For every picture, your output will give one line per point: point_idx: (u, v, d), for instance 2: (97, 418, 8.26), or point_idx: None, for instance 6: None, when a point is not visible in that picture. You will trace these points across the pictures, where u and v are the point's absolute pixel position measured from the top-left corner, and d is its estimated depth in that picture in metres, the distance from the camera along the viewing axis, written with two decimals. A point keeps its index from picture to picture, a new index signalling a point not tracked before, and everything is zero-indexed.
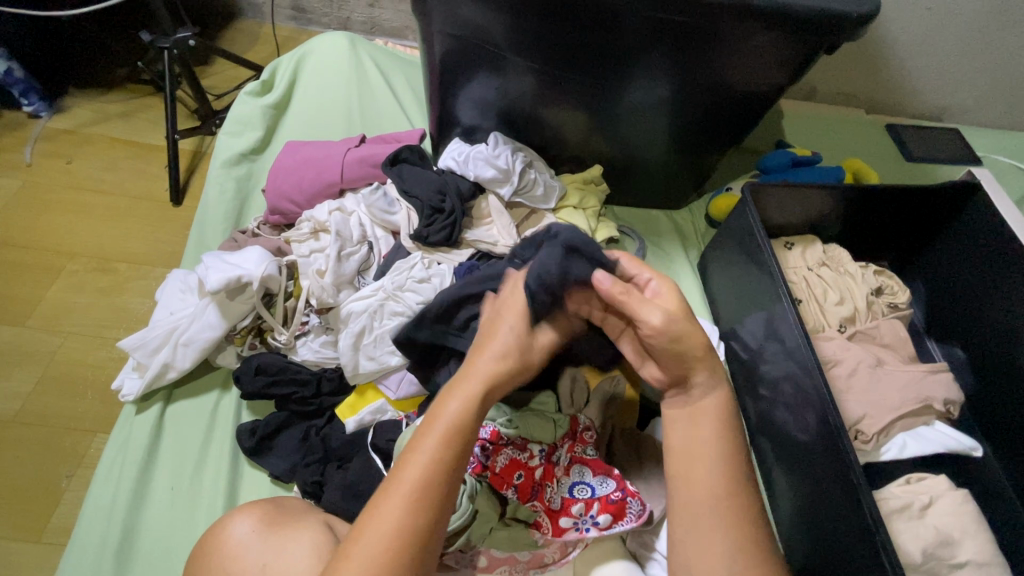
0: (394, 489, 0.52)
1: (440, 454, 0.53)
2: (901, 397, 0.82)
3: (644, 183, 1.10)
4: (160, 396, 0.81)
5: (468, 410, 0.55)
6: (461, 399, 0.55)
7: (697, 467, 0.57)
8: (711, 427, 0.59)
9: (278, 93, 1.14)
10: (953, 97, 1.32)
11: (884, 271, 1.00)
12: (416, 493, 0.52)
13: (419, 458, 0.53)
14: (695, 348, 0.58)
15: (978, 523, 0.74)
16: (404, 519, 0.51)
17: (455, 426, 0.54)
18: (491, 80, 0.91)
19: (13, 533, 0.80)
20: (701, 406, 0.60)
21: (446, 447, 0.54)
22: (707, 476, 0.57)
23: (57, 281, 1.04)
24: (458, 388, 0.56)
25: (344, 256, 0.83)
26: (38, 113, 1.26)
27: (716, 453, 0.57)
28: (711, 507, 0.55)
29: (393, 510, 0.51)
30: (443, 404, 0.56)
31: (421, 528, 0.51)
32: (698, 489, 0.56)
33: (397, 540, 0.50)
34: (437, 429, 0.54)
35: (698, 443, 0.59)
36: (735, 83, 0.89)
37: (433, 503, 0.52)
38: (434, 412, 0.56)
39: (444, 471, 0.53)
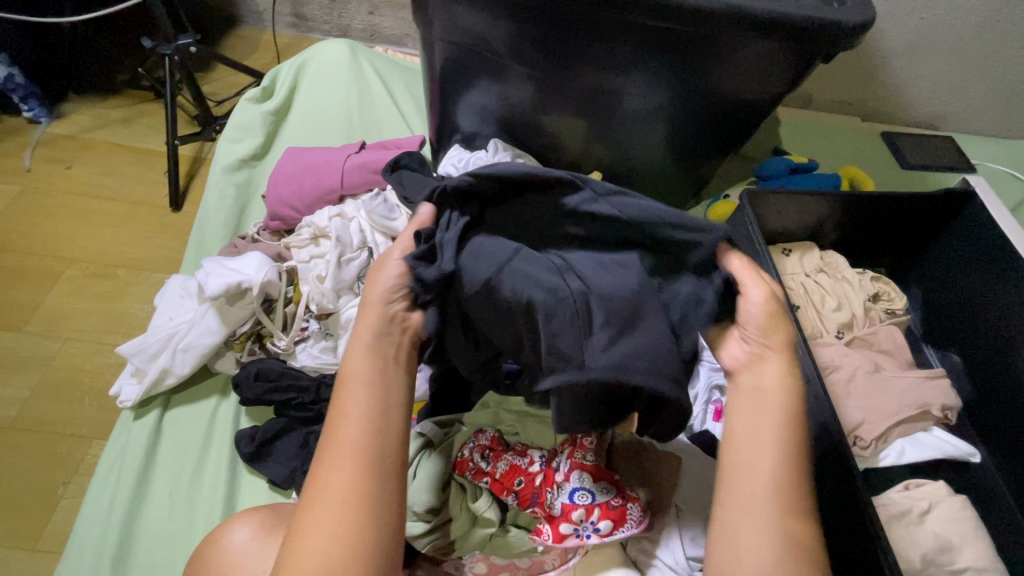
0: (328, 464, 0.49)
1: (361, 414, 0.51)
2: (899, 403, 0.83)
3: (643, 189, 1.11)
4: (158, 402, 0.80)
5: (373, 363, 0.54)
6: (364, 353, 0.54)
7: (754, 457, 0.50)
8: (775, 412, 0.52)
9: (279, 100, 1.14)
10: (947, 105, 1.34)
11: (881, 277, 1.01)
12: (349, 456, 0.49)
13: (341, 428, 0.50)
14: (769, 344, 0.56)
15: (977, 529, 0.74)
16: (347, 488, 0.48)
17: (366, 382, 0.53)
18: (491, 88, 0.92)
19: (9, 540, 0.79)
20: (765, 385, 0.54)
21: (361, 412, 0.51)
22: (767, 460, 0.50)
23: (55, 287, 1.04)
24: (357, 344, 0.55)
25: (345, 261, 0.82)
26: (38, 119, 1.26)
27: (775, 435, 0.51)
28: (764, 490, 0.49)
29: (331, 484, 0.48)
30: (349, 366, 0.54)
31: (365, 501, 0.47)
32: (756, 473, 0.49)
33: (346, 510, 0.47)
34: (353, 404, 0.52)
35: (762, 436, 0.51)
36: (733, 91, 0.90)
37: (367, 468, 0.49)
38: (342, 390, 0.53)
39: (370, 431, 0.50)
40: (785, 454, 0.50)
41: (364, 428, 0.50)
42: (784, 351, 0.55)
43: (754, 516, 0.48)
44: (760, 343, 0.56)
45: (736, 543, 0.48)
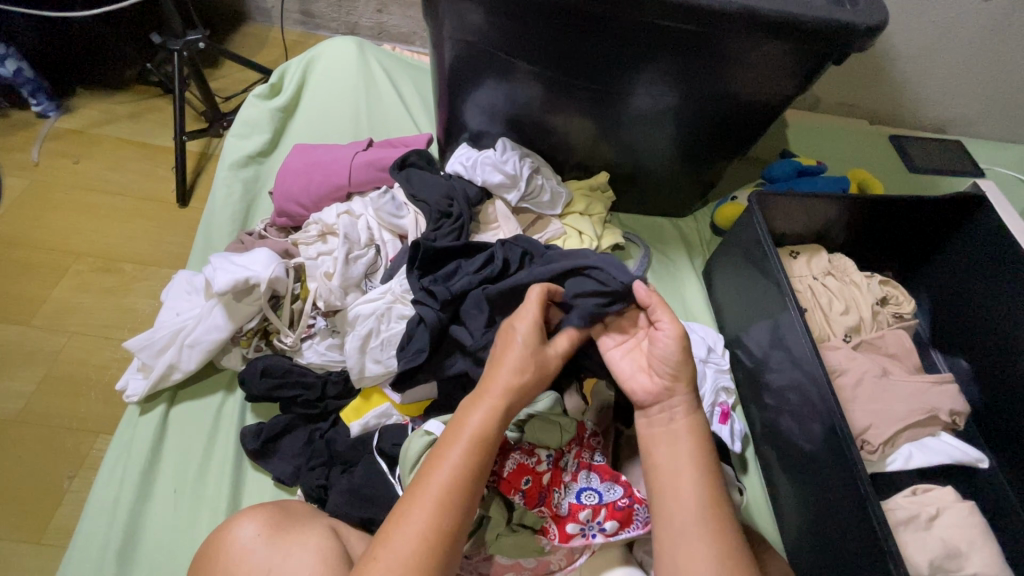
0: (424, 497, 0.53)
1: (469, 465, 0.55)
2: (907, 408, 0.82)
3: (651, 190, 1.11)
4: (164, 397, 0.80)
5: (494, 425, 0.57)
6: (487, 413, 0.58)
7: (682, 488, 0.58)
8: (691, 449, 0.60)
9: (287, 96, 1.14)
10: (955, 109, 1.33)
11: (889, 281, 1.00)
12: (447, 498, 0.53)
13: (446, 467, 0.55)
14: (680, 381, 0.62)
15: (985, 535, 0.73)
16: (434, 526, 0.52)
17: (482, 440, 0.56)
18: (500, 87, 0.92)
19: (13, 534, 0.79)
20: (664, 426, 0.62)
21: (472, 463, 0.55)
22: (692, 487, 0.58)
23: (62, 281, 1.04)
24: (484, 399, 0.59)
25: (352, 258, 0.83)
26: (47, 113, 1.26)
27: (696, 471, 0.59)
28: (695, 517, 0.56)
29: (421, 517, 0.52)
30: (468, 415, 0.58)
31: (444, 544, 0.52)
32: (688, 500, 0.57)
33: (428, 546, 0.51)
34: (452, 457, 0.55)
35: (669, 446, 0.61)
36: (743, 92, 0.90)
37: (456, 516, 0.53)
38: (449, 438, 0.57)
39: (470, 484, 0.55)
40: (707, 489, 0.58)
41: (467, 478, 0.55)
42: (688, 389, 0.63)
43: (694, 547, 0.55)
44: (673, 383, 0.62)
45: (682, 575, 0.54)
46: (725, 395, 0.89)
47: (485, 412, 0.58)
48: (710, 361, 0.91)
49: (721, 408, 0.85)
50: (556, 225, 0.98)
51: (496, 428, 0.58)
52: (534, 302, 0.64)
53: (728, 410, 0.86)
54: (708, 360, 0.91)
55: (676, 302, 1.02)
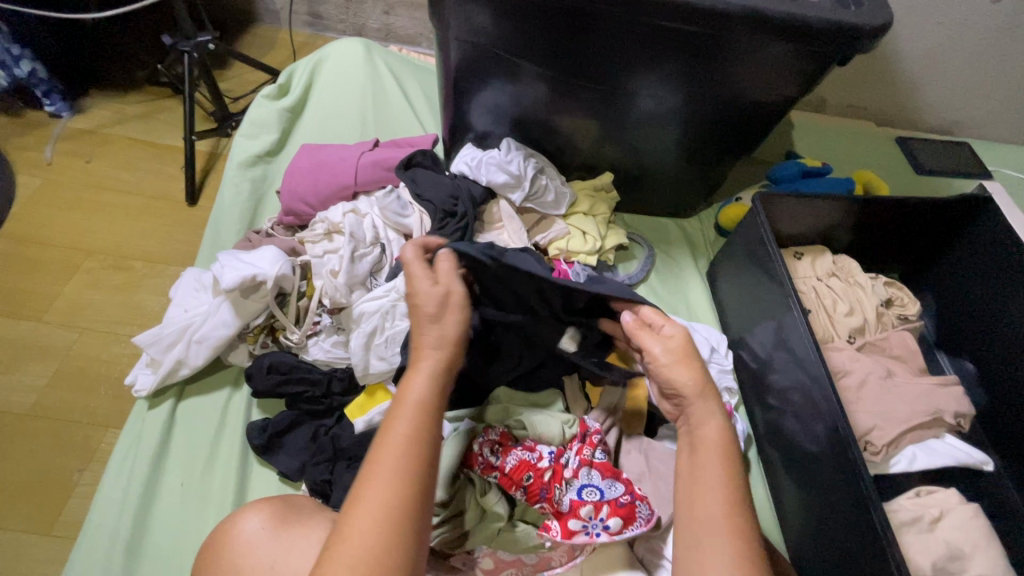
0: (378, 475, 0.50)
1: (418, 431, 0.53)
2: (911, 409, 0.82)
3: (655, 191, 1.11)
4: (172, 392, 0.81)
5: (434, 389, 0.56)
6: (424, 378, 0.56)
7: (701, 496, 0.55)
8: (714, 455, 0.58)
9: (295, 97, 1.15)
10: (963, 111, 1.32)
11: (894, 282, 1.00)
12: (400, 470, 0.50)
13: (395, 438, 0.52)
14: (686, 388, 0.61)
15: (989, 537, 0.73)
16: (397, 501, 0.49)
17: (426, 403, 0.55)
18: (505, 88, 0.93)
19: (24, 525, 0.81)
20: (701, 433, 0.60)
21: (421, 427, 0.53)
22: (710, 495, 0.55)
23: (74, 278, 1.06)
24: (419, 366, 0.56)
25: (357, 257, 0.84)
26: (59, 113, 1.29)
27: (720, 479, 0.56)
28: (714, 528, 0.53)
29: (379, 497, 0.48)
30: (409, 386, 0.55)
31: (409, 518, 0.48)
32: (707, 510, 0.54)
33: (387, 526, 0.47)
34: (398, 428, 0.52)
35: (701, 451, 0.59)
36: (747, 93, 0.90)
37: (420, 485, 0.50)
38: (393, 410, 0.54)
39: (424, 449, 0.52)
40: (730, 499, 0.55)
41: (417, 447, 0.52)
42: (706, 395, 0.61)
43: (711, 559, 0.51)
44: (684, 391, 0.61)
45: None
46: (728, 395, 0.89)
47: (425, 376, 0.56)
48: (713, 361, 0.91)
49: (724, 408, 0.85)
50: (560, 225, 0.98)
51: (437, 390, 0.56)
52: (410, 262, 0.60)
53: (731, 410, 0.86)
54: (711, 360, 0.91)
55: (679, 302, 1.02)
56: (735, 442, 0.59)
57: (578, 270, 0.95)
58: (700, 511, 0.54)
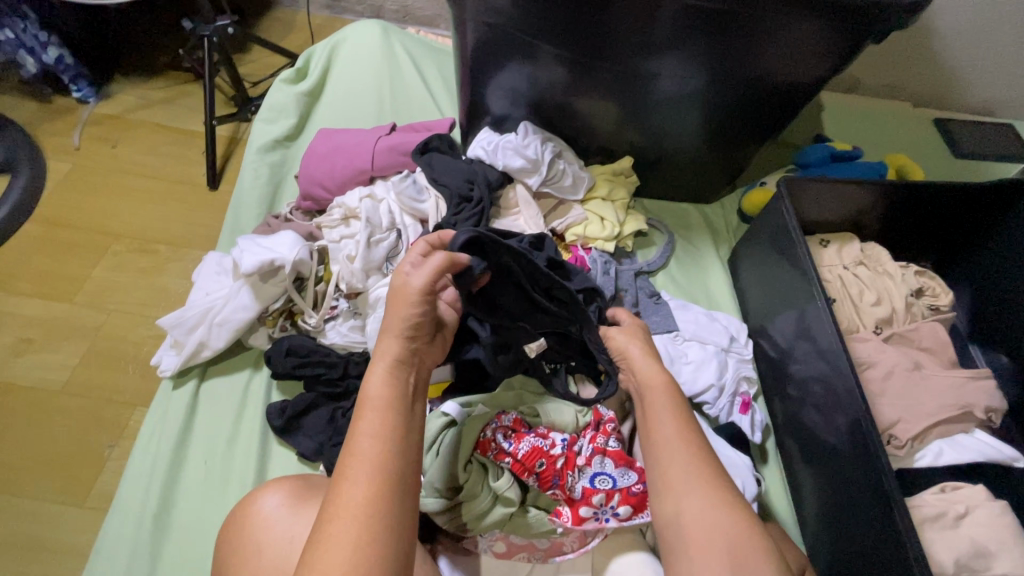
0: (351, 472, 0.48)
1: (387, 421, 0.52)
2: (938, 403, 0.79)
3: (676, 175, 1.08)
4: (195, 373, 0.84)
5: (397, 381, 0.54)
6: (387, 372, 0.54)
7: (655, 439, 0.59)
8: (662, 397, 0.61)
9: (313, 80, 1.15)
10: (1007, 91, 1.26)
11: (925, 271, 0.96)
12: (373, 466, 0.48)
13: (366, 432, 0.50)
14: (631, 344, 0.66)
15: (1018, 536, 0.71)
16: (373, 498, 0.47)
17: (389, 392, 0.53)
18: (523, 70, 0.91)
19: (59, 497, 0.85)
20: (646, 376, 0.63)
21: (389, 417, 0.52)
22: (664, 432, 0.59)
23: (102, 260, 1.09)
24: (379, 361, 0.55)
25: (374, 242, 0.84)
26: (86, 99, 1.31)
27: (671, 424, 0.59)
28: (676, 462, 0.56)
29: (357, 491, 0.47)
30: (369, 381, 0.54)
31: (391, 504, 0.48)
32: (662, 448, 0.58)
33: (365, 525, 0.46)
34: (368, 426, 0.51)
35: (650, 394, 0.62)
36: (775, 73, 0.86)
37: (395, 472, 0.49)
38: (360, 409, 0.52)
39: (396, 437, 0.51)
40: (683, 435, 0.58)
41: (387, 441, 0.50)
42: (652, 354, 0.65)
43: (678, 493, 0.54)
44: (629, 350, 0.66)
45: (671, 516, 0.54)
46: (746, 384, 0.87)
47: (386, 367, 0.54)
48: (732, 350, 0.89)
49: (741, 398, 0.84)
50: (578, 210, 0.97)
51: (396, 378, 0.54)
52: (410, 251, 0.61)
53: (749, 400, 0.85)
54: (731, 350, 0.89)
55: (699, 290, 1.00)
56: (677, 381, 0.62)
57: (594, 257, 0.94)
58: (666, 456, 0.57)
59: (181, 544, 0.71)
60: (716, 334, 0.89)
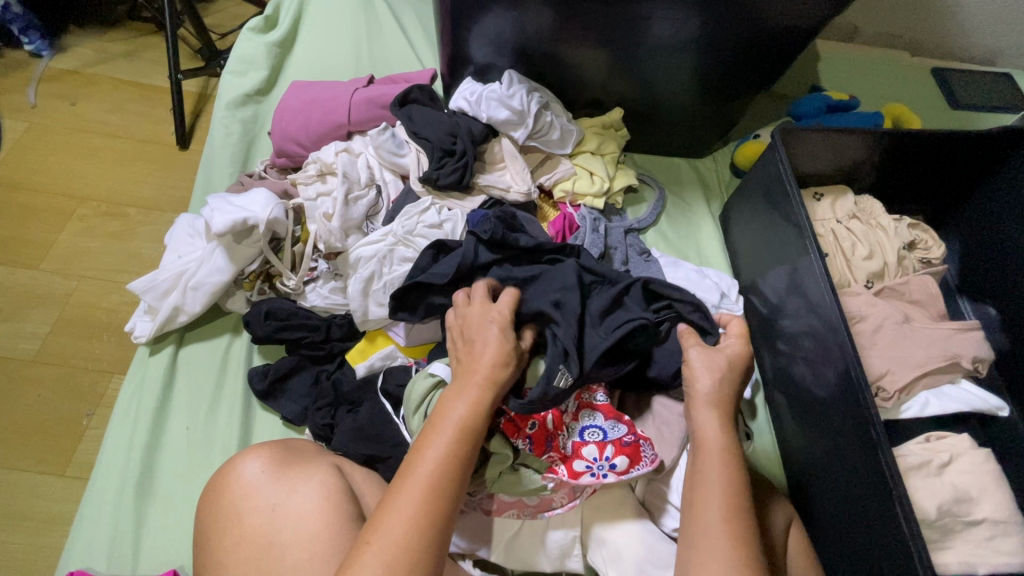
0: (411, 486, 0.50)
1: (455, 451, 0.53)
2: (927, 354, 0.79)
3: (668, 129, 1.04)
4: (172, 338, 0.81)
5: (476, 412, 0.55)
6: (466, 400, 0.55)
7: (701, 502, 0.54)
8: (714, 460, 0.56)
9: (283, 29, 1.08)
10: (1008, 38, 1.21)
11: (919, 224, 0.94)
12: (437, 485, 0.51)
13: (433, 453, 0.52)
14: (701, 392, 0.60)
15: (999, 481, 0.72)
16: (426, 516, 0.49)
17: (467, 425, 0.54)
18: (507, 14, 0.85)
19: (39, 466, 0.83)
20: (702, 434, 0.58)
21: (463, 446, 0.53)
22: (712, 495, 0.54)
23: (69, 225, 1.04)
24: (465, 388, 0.56)
25: (352, 199, 0.81)
26: (40, 52, 1.23)
27: (719, 488, 0.54)
28: (713, 532, 0.52)
29: (409, 511, 0.49)
30: (449, 403, 0.55)
31: (439, 533, 0.49)
32: (706, 512, 0.53)
33: (411, 541, 0.48)
34: (438, 447, 0.53)
35: (701, 451, 0.58)
36: (774, 14, 0.82)
37: (449, 503, 0.51)
38: (434, 424, 0.54)
39: (459, 469, 0.52)
40: (729, 506, 0.53)
41: (454, 464, 0.52)
42: (719, 412, 0.59)
43: (702, 560, 0.51)
44: (699, 395, 0.60)
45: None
46: None
47: (470, 397, 0.55)
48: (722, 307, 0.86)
49: None
50: (566, 164, 0.93)
51: (478, 413, 0.55)
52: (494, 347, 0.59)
53: None
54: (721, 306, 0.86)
55: (690, 247, 0.98)
56: (737, 451, 0.57)
57: (583, 214, 0.91)
58: (701, 515, 0.53)
59: (165, 512, 0.70)
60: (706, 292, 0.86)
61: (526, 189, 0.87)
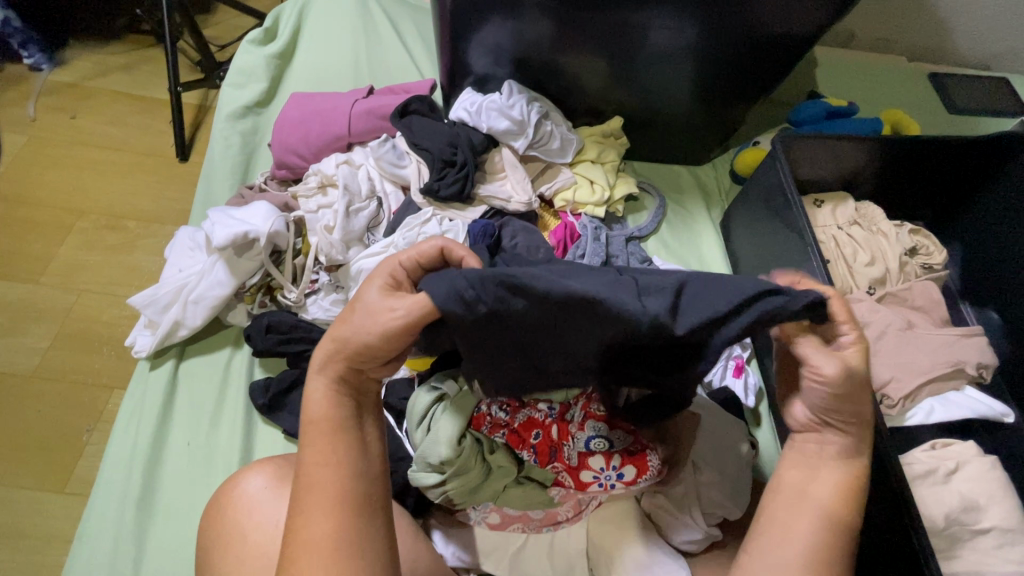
0: (310, 500, 0.48)
1: (334, 446, 0.49)
2: (931, 361, 0.79)
3: (668, 136, 1.04)
4: (173, 352, 0.80)
5: (335, 396, 0.50)
6: (321, 389, 0.50)
7: (797, 520, 0.48)
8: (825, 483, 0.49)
9: (282, 41, 1.08)
10: (1003, 42, 1.22)
11: (920, 229, 0.94)
12: (330, 485, 0.48)
13: (313, 460, 0.49)
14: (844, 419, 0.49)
15: (1005, 488, 0.72)
16: (335, 516, 0.48)
17: (329, 416, 0.50)
18: (507, 25, 0.85)
19: (39, 483, 0.83)
20: (825, 453, 0.50)
21: (338, 436, 0.50)
22: (815, 499, 0.49)
23: (68, 239, 1.04)
24: (314, 377, 0.50)
25: (353, 212, 0.81)
26: (40, 66, 1.23)
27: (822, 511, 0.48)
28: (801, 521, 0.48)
29: (317, 524, 0.47)
30: (307, 400, 0.50)
31: (356, 523, 0.48)
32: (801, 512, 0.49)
33: (333, 542, 0.47)
34: (315, 449, 0.49)
35: (810, 468, 0.50)
36: (771, 23, 0.82)
37: (353, 491, 0.49)
38: (306, 429, 0.50)
39: (344, 461, 0.49)
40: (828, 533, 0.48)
41: (338, 456, 0.49)
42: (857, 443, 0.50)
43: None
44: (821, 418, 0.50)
45: None
46: (740, 348, 0.85)
47: (326, 386, 0.50)
48: None
49: (735, 361, 0.83)
50: (566, 174, 0.93)
51: (339, 401, 0.50)
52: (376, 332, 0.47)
53: (743, 363, 0.84)
54: None
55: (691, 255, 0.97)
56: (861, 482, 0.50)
57: (584, 223, 0.91)
58: (794, 532, 0.48)
59: (166, 529, 0.69)
60: None
61: (527, 199, 0.87)
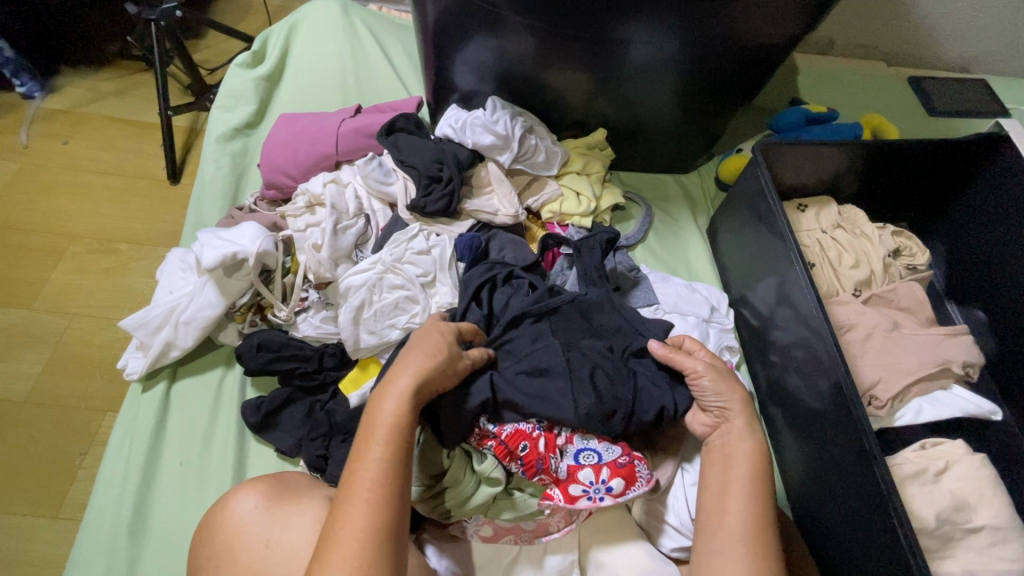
0: (357, 499, 0.51)
1: (391, 456, 0.54)
2: (917, 361, 0.80)
3: (652, 147, 1.06)
4: (164, 374, 0.81)
5: (406, 409, 0.56)
6: (396, 399, 0.56)
7: (728, 505, 0.58)
8: (742, 467, 0.60)
9: (271, 62, 1.10)
10: (981, 45, 1.25)
11: (902, 231, 0.95)
12: (378, 493, 0.52)
13: (372, 461, 0.53)
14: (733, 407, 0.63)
15: (996, 487, 0.72)
16: (373, 520, 0.51)
17: (396, 423, 0.55)
18: (488, 43, 0.87)
19: (32, 508, 0.83)
20: (733, 440, 0.62)
21: (396, 447, 0.54)
22: (735, 490, 0.58)
23: (61, 263, 1.05)
24: (391, 389, 0.57)
25: (341, 229, 0.82)
26: (32, 94, 1.25)
27: (748, 507, 0.57)
28: (735, 541, 0.55)
29: (359, 518, 0.50)
30: (380, 407, 0.56)
31: (392, 535, 0.51)
32: (725, 519, 0.57)
33: (366, 550, 0.49)
34: (377, 451, 0.54)
35: (727, 469, 0.60)
36: (747, 35, 0.84)
37: (398, 504, 0.52)
38: (367, 433, 0.55)
39: (398, 472, 0.54)
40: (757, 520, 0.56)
41: (394, 469, 0.53)
42: (749, 417, 0.63)
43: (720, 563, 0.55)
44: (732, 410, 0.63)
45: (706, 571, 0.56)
46: (730, 354, 0.86)
47: (398, 401, 0.56)
48: (713, 321, 0.87)
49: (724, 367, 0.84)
50: (552, 186, 0.94)
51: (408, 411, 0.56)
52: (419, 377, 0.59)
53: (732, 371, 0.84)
54: (711, 320, 0.87)
55: (679, 263, 0.98)
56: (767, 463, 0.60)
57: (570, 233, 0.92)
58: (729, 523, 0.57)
59: (159, 552, 0.69)
60: (696, 306, 0.87)
61: (514, 212, 0.88)
